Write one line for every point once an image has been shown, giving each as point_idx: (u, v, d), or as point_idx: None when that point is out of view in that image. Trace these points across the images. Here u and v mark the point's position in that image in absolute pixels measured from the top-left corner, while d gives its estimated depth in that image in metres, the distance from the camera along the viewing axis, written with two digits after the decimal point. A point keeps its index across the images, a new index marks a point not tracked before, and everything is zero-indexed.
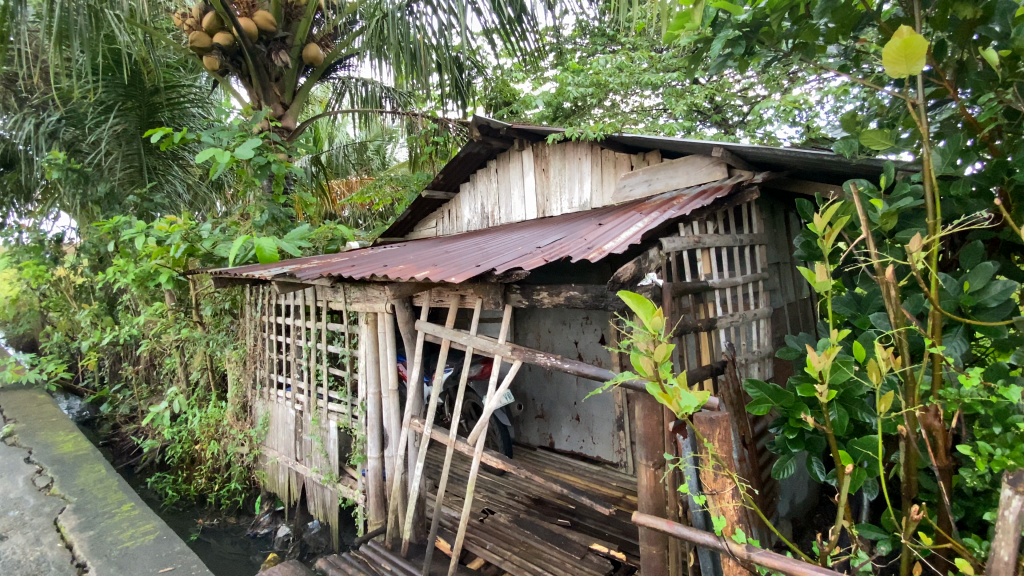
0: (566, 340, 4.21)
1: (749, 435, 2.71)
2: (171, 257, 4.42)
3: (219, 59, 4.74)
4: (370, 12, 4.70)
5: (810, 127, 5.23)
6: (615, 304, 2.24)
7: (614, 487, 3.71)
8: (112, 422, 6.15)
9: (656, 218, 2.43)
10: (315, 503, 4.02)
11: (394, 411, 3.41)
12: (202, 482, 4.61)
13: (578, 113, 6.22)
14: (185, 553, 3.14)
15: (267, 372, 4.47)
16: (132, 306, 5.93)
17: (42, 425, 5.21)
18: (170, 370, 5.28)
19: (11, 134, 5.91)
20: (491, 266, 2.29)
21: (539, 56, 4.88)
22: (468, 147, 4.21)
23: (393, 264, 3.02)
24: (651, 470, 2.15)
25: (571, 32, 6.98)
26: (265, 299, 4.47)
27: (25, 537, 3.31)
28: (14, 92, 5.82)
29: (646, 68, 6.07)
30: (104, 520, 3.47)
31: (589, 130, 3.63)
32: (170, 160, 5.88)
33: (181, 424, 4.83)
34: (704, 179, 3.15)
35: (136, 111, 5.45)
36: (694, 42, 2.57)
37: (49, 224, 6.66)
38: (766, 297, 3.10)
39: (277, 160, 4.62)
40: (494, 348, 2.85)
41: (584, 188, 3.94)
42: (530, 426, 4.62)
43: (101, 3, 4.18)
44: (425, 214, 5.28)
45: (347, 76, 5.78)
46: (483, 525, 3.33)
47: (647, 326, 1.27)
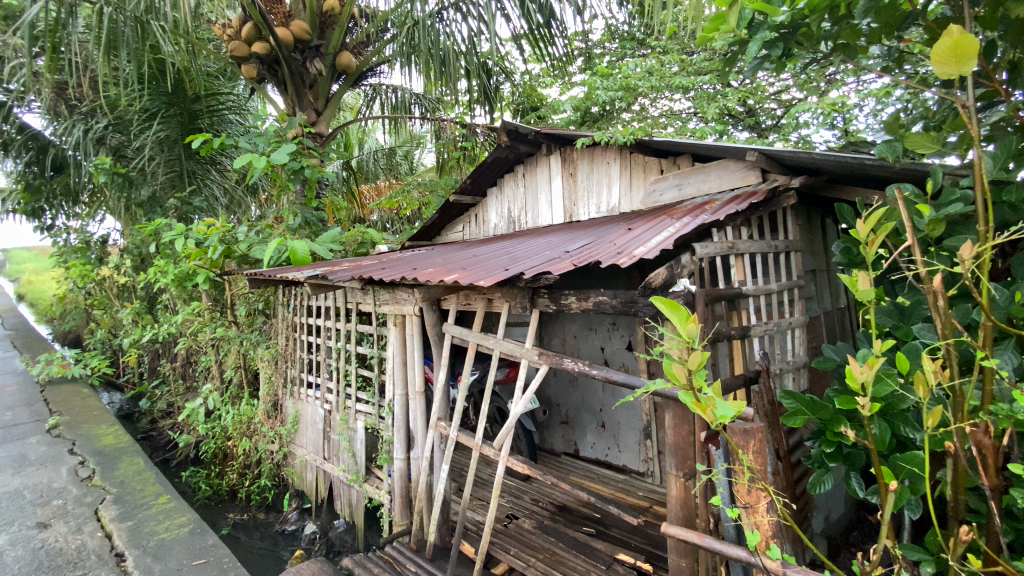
0: (593, 346, 4.17)
1: (783, 448, 2.61)
2: (209, 258, 4.58)
3: (256, 68, 4.91)
4: (401, 20, 4.83)
5: (848, 130, 5.06)
6: (645, 311, 2.16)
7: (640, 497, 3.65)
8: (149, 417, 6.35)
9: (688, 223, 2.37)
10: (342, 502, 4.08)
11: (421, 413, 3.45)
12: (233, 478, 4.71)
13: (605, 117, 6.14)
14: (218, 547, 3.22)
15: (298, 372, 4.58)
16: (171, 305, 6.15)
17: (85, 418, 5.43)
18: (206, 368, 5.44)
19: (61, 140, 6.21)
20: (520, 270, 2.28)
21: (567, 61, 4.89)
22: (495, 152, 4.23)
23: (422, 267, 3.05)
24: (682, 480, 2.10)
25: (599, 36, 6.96)
26: (298, 300, 4.57)
27: (67, 526, 3.44)
28: (65, 100, 6.06)
29: (677, 72, 5.95)
30: (142, 511, 3.60)
31: (619, 133, 3.59)
32: (208, 165, 6.11)
33: (214, 420, 4.96)
34: (738, 183, 3.07)
35: (178, 118, 5.68)
36: (729, 44, 2.53)
37: (95, 226, 7.06)
38: (801, 305, 3.01)
39: (310, 165, 4.76)
40: (521, 352, 2.83)
41: (612, 193, 3.91)
42: (555, 432, 4.59)
43: (147, 15, 4.40)
44: (452, 219, 5.34)
45: (378, 83, 5.94)
46: (508, 530, 3.32)
47: (680, 333, 1.24)
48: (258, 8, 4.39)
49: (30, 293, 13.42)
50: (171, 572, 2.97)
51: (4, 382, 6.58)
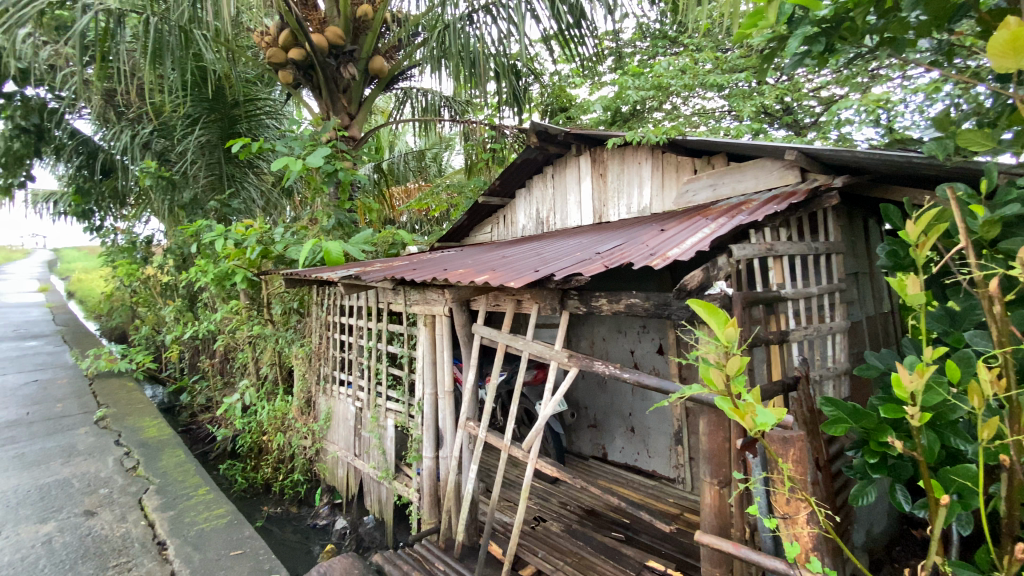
0: (622, 348, 4.13)
1: (823, 458, 2.52)
2: (246, 258, 4.73)
3: (293, 74, 5.06)
4: (432, 23, 4.91)
5: (893, 128, 4.86)
6: (680, 313, 2.12)
7: (670, 503, 3.58)
8: (189, 411, 6.59)
9: (724, 224, 2.32)
10: (372, 498, 4.16)
11: (450, 413, 3.48)
12: (268, 472, 4.84)
13: (637, 116, 6.05)
14: (254, 539, 3.31)
15: (331, 369, 4.68)
16: (210, 304, 6.37)
17: (130, 411, 5.69)
18: (243, 365, 5.61)
19: (110, 145, 6.52)
20: (550, 271, 2.26)
21: (597, 61, 4.86)
22: (525, 153, 4.23)
23: (453, 268, 3.08)
24: (717, 488, 2.04)
25: (631, 35, 6.88)
26: (331, 299, 4.68)
27: (113, 514, 3.60)
28: (114, 106, 6.34)
29: (711, 70, 5.84)
30: (183, 502, 3.75)
31: (651, 133, 3.53)
32: (246, 168, 6.31)
33: (251, 415, 5.11)
34: (776, 183, 2.99)
35: (219, 123, 5.90)
36: (767, 41, 2.48)
37: (141, 227, 7.45)
38: (843, 309, 2.90)
39: (344, 168, 4.88)
40: (551, 354, 2.81)
41: (643, 194, 3.86)
42: (582, 436, 4.56)
43: (190, 24, 4.62)
44: (481, 219, 5.37)
45: (409, 86, 6.04)
46: (535, 532, 3.31)
47: (719, 337, 1.26)
48: (295, 15, 4.53)
49: (80, 291, 14.13)
50: (210, 562, 3.07)
51: (56, 375, 6.95)
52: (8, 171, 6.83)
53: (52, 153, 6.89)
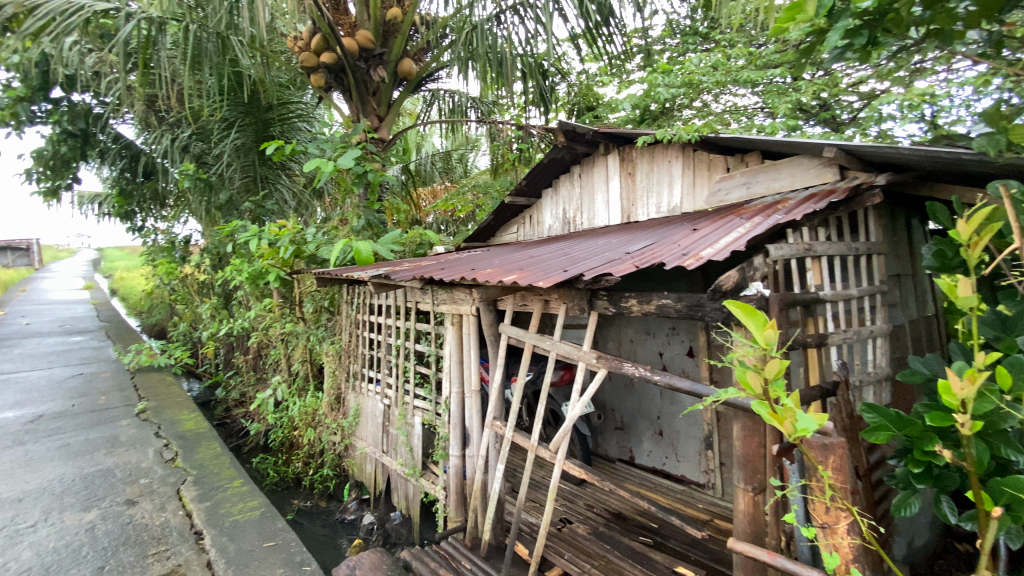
0: (650, 350, 4.07)
1: (863, 466, 2.42)
2: (280, 257, 4.86)
3: (325, 77, 5.16)
4: (459, 26, 4.93)
5: (937, 124, 4.66)
6: (714, 315, 2.07)
7: (700, 509, 3.51)
8: (223, 405, 6.79)
9: (760, 224, 2.25)
10: (399, 495, 4.22)
11: (476, 412, 3.49)
12: (299, 466, 4.96)
13: (666, 114, 5.95)
14: (285, 531, 3.40)
15: (360, 367, 4.77)
16: (244, 302, 6.56)
17: (169, 404, 5.91)
18: (275, 361, 5.75)
19: (151, 148, 6.79)
20: (580, 271, 2.24)
21: (625, 59, 4.81)
22: (552, 152, 4.21)
23: (481, 267, 3.08)
24: (751, 494, 1.99)
25: (660, 32, 6.79)
26: (361, 298, 4.77)
27: (153, 504, 3.75)
28: (155, 111, 6.60)
29: (744, 66, 5.71)
30: (219, 493, 3.87)
31: (682, 131, 3.47)
32: (279, 170, 6.48)
33: (282, 411, 5.24)
34: (813, 182, 2.89)
35: (253, 126, 6.08)
36: (805, 35, 2.41)
37: (180, 227, 7.74)
38: (884, 312, 2.79)
39: (373, 169, 4.97)
40: (579, 355, 2.78)
41: (673, 194, 3.79)
42: (609, 438, 4.51)
43: (227, 30, 4.78)
44: (507, 219, 5.37)
45: (437, 88, 6.11)
46: (562, 534, 3.28)
47: (758, 339, 1.33)
48: (327, 20, 4.64)
49: (122, 289, 14.78)
50: (244, 552, 3.16)
51: (100, 368, 7.28)
52: (58, 174, 7.19)
53: (98, 156, 7.21)
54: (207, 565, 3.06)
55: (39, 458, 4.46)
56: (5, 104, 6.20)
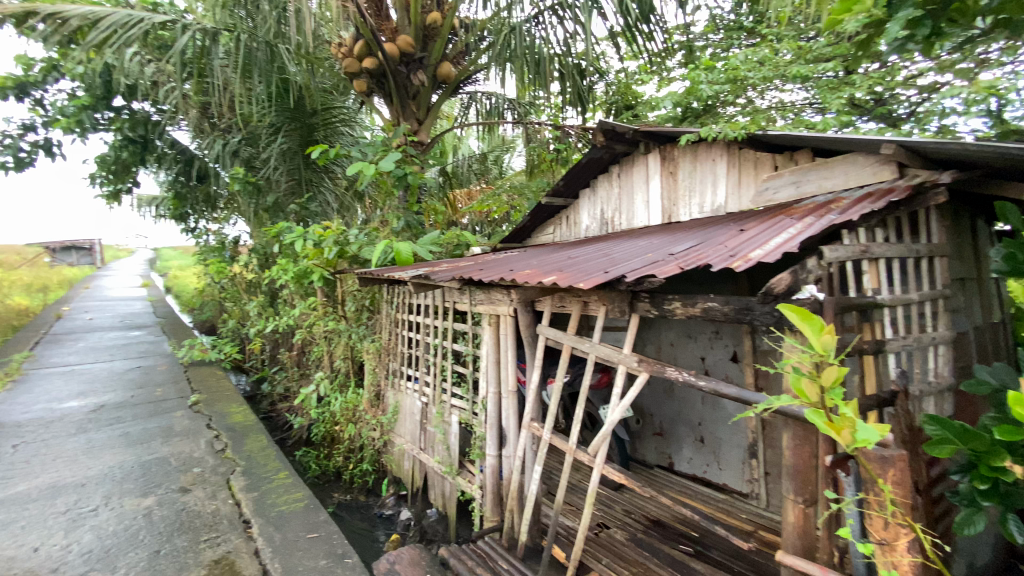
0: (691, 355, 3.98)
1: (923, 481, 2.28)
2: (324, 257, 5.02)
3: (366, 82, 5.29)
4: (497, 28, 4.95)
5: (1005, 119, 4.37)
6: (763, 319, 2.00)
7: (743, 519, 3.40)
8: (269, 400, 7.07)
9: (813, 224, 2.16)
10: (436, 492, 4.29)
11: (514, 413, 3.51)
12: (340, 460, 5.10)
13: (709, 112, 5.81)
14: (328, 524, 3.51)
15: (399, 365, 4.87)
16: (288, 300, 6.81)
17: (219, 397, 6.20)
18: (318, 357, 5.95)
19: (205, 153, 7.15)
20: (621, 272, 2.21)
21: (666, 57, 4.72)
22: (591, 152, 4.18)
23: (519, 268, 3.08)
24: (801, 506, 1.91)
25: (702, 28, 6.64)
26: (400, 298, 4.87)
27: (205, 492, 3.94)
28: (209, 118, 6.94)
29: (792, 60, 5.51)
30: (266, 484, 4.03)
31: (728, 128, 3.37)
32: (322, 173, 6.70)
33: (325, 406, 5.41)
34: (869, 180, 2.76)
35: (298, 131, 6.31)
36: (861, 27, 2.31)
37: (230, 228, 8.12)
38: (947, 318, 2.63)
39: (412, 171, 5.06)
40: (619, 358, 2.74)
41: (717, 193, 3.70)
42: (648, 443, 4.43)
43: (276, 39, 4.99)
44: (544, 220, 5.36)
45: (474, 90, 6.18)
46: (599, 539, 3.25)
47: (814, 344, 1.38)
48: (369, 26, 4.77)
49: (176, 286, 15.61)
50: (289, 542, 3.28)
51: (157, 362, 7.71)
52: (119, 179, 7.66)
53: (155, 161, 7.64)
54: (254, 553, 3.19)
55: (101, 445, 4.76)
56: (73, 113, 6.64)
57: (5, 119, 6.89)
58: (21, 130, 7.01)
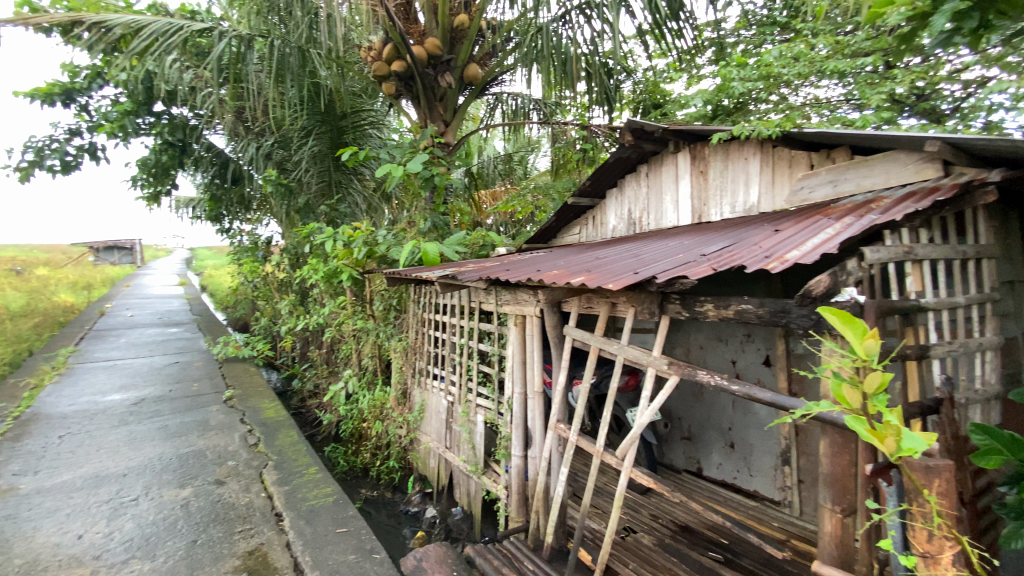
0: (722, 358, 3.90)
1: (969, 493, 2.18)
2: (353, 257, 5.12)
3: (395, 85, 5.37)
4: (524, 29, 4.95)
5: None
6: (800, 322, 1.95)
7: (775, 528, 3.31)
8: (299, 396, 7.24)
9: (853, 225, 2.09)
10: (461, 491, 4.32)
11: (539, 413, 3.50)
12: (367, 456, 5.19)
13: (741, 110, 5.69)
14: (357, 520, 3.57)
15: (425, 364, 4.93)
16: (318, 299, 6.96)
17: (252, 393, 6.39)
18: (346, 355, 6.07)
19: (239, 156, 7.38)
20: (652, 274, 2.18)
21: (697, 54, 4.63)
22: (619, 152, 4.14)
23: (546, 269, 3.08)
24: (839, 516, 1.85)
25: (733, 24, 6.50)
26: (427, 298, 4.93)
27: (239, 485, 4.06)
28: (244, 122, 7.16)
29: (829, 55, 5.35)
30: (297, 478, 4.14)
31: (762, 126, 3.30)
32: (351, 175, 6.83)
33: (353, 403, 5.52)
34: (912, 178, 2.65)
35: (328, 134, 6.45)
36: (904, 19, 2.22)
37: (263, 229, 8.36)
38: (995, 323, 2.50)
39: (439, 173, 5.11)
40: (648, 360, 2.71)
41: (750, 193, 3.62)
42: (675, 448, 4.37)
43: (308, 44, 5.12)
44: (570, 220, 5.34)
45: (500, 91, 6.20)
46: (626, 543, 3.22)
47: (858, 350, 1.35)
48: (398, 29, 4.83)
49: (211, 285, 16.17)
50: (319, 536, 3.35)
51: (193, 358, 7.99)
52: (159, 181, 7.99)
53: (192, 164, 7.93)
54: (286, 546, 3.27)
55: (141, 437, 4.96)
56: (117, 118, 6.94)
57: (54, 125, 7.27)
58: (68, 135, 7.37)
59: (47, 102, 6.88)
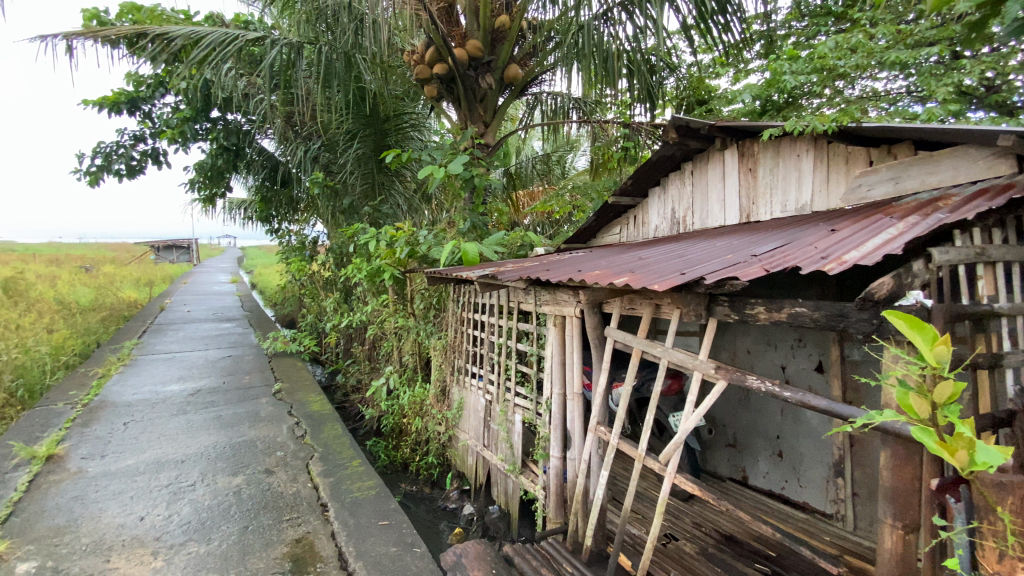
0: (771, 363, 3.77)
1: None
2: (394, 256, 5.25)
3: (436, 88, 5.45)
4: (564, 28, 4.93)
5: None
6: (859, 327, 1.86)
7: (827, 542, 3.17)
8: (342, 391, 7.48)
9: (919, 224, 1.97)
10: (499, 489, 4.35)
11: (579, 415, 3.48)
12: (407, 451, 5.30)
13: (792, 105, 5.49)
14: (397, 513, 3.65)
15: (464, 362, 4.99)
16: (361, 297, 7.17)
17: (298, 387, 6.65)
18: (387, 352, 6.22)
19: (288, 160, 7.68)
20: (699, 275, 2.12)
21: (745, 48, 4.48)
22: (663, 149, 4.05)
23: (588, 269, 3.05)
24: (901, 533, 1.75)
25: (784, 15, 6.25)
26: (466, 297, 4.99)
27: (288, 474, 4.24)
28: (293, 126, 7.46)
29: (889, 46, 5.07)
30: (341, 470, 4.28)
31: (816, 121, 3.16)
32: (393, 177, 6.99)
33: (394, 399, 5.65)
34: (983, 175, 2.46)
35: (372, 137, 6.64)
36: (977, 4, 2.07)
37: (310, 229, 8.69)
38: None
39: (479, 174, 5.15)
40: (693, 364, 2.64)
41: (802, 191, 3.47)
42: (719, 455, 4.24)
43: (353, 50, 5.28)
44: (610, 220, 5.28)
45: (540, 91, 6.20)
46: (668, 550, 3.15)
47: (926, 356, 1.27)
48: (440, 31, 4.91)
49: (261, 283, 16.95)
50: (362, 528, 3.45)
51: (244, 352, 8.39)
52: (214, 184, 8.45)
53: (245, 167, 8.32)
54: (331, 535, 3.39)
55: (197, 426, 5.25)
56: (177, 125, 7.37)
57: (121, 132, 7.79)
58: (133, 141, 7.89)
59: (114, 110, 7.40)
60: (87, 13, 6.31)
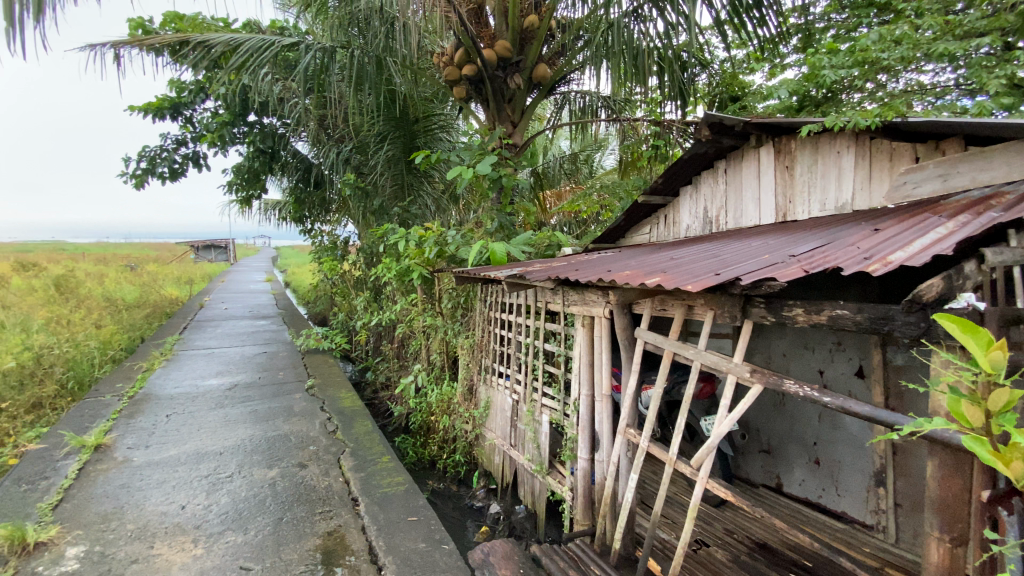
0: (808, 367, 3.65)
1: None
2: (423, 256, 5.31)
3: (465, 89, 5.49)
4: (593, 26, 4.89)
5: None
6: (905, 331, 1.78)
7: (867, 553, 3.05)
8: (372, 388, 7.62)
9: (971, 223, 1.88)
10: (525, 489, 4.35)
11: (607, 417, 3.45)
12: (434, 449, 5.37)
13: (830, 101, 5.30)
14: (425, 510, 3.70)
15: (491, 361, 5.01)
16: (391, 296, 7.29)
17: (330, 383, 6.81)
18: (415, 350, 6.30)
19: (321, 162, 7.88)
20: (734, 275, 2.07)
21: (782, 41, 4.35)
22: (695, 147, 3.97)
23: (618, 269, 3.02)
24: (948, 546, 1.67)
25: (822, 8, 6.04)
26: (494, 297, 5.01)
27: (320, 469, 4.35)
28: (325, 129, 7.64)
29: (936, 37, 4.84)
30: (371, 466, 4.36)
31: (858, 116, 3.04)
32: (422, 178, 7.08)
33: (422, 397, 5.73)
34: None
35: (401, 138, 6.75)
36: None
37: (341, 229, 8.89)
38: None
39: (507, 174, 5.16)
40: (727, 366, 2.58)
41: (842, 189, 3.35)
42: (752, 460, 4.13)
43: (384, 53, 5.37)
44: (639, 219, 5.22)
45: (568, 91, 6.17)
46: (698, 556, 3.09)
47: (980, 362, 1.21)
48: (469, 33, 4.94)
49: (294, 281, 17.44)
50: (391, 523, 3.51)
51: (278, 348, 8.65)
52: (251, 185, 8.73)
53: (280, 169, 8.57)
54: (361, 529, 3.46)
55: (234, 420, 5.44)
56: (216, 129, 7.65)
57: (164, 137, 8.14)
58: (175, 145, 8.24)
59: (159, 116, 7.74)
60: (134, 23, 6.63)
